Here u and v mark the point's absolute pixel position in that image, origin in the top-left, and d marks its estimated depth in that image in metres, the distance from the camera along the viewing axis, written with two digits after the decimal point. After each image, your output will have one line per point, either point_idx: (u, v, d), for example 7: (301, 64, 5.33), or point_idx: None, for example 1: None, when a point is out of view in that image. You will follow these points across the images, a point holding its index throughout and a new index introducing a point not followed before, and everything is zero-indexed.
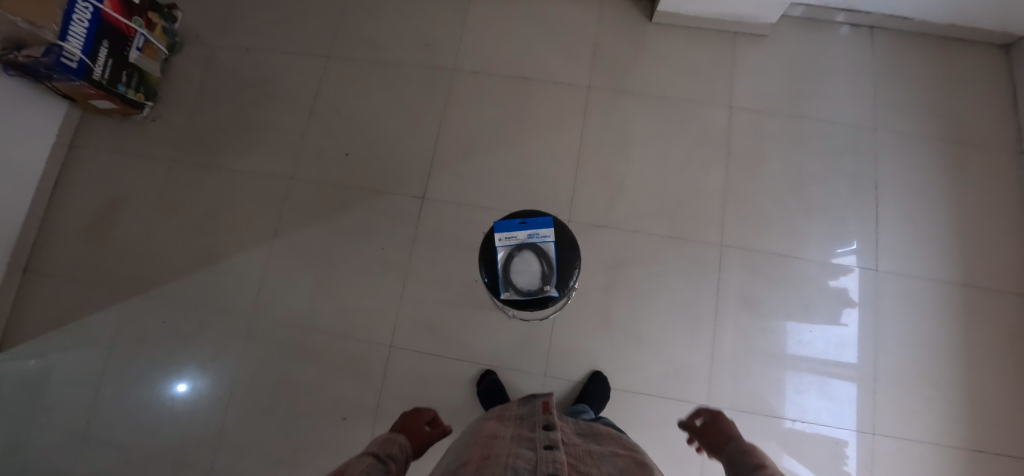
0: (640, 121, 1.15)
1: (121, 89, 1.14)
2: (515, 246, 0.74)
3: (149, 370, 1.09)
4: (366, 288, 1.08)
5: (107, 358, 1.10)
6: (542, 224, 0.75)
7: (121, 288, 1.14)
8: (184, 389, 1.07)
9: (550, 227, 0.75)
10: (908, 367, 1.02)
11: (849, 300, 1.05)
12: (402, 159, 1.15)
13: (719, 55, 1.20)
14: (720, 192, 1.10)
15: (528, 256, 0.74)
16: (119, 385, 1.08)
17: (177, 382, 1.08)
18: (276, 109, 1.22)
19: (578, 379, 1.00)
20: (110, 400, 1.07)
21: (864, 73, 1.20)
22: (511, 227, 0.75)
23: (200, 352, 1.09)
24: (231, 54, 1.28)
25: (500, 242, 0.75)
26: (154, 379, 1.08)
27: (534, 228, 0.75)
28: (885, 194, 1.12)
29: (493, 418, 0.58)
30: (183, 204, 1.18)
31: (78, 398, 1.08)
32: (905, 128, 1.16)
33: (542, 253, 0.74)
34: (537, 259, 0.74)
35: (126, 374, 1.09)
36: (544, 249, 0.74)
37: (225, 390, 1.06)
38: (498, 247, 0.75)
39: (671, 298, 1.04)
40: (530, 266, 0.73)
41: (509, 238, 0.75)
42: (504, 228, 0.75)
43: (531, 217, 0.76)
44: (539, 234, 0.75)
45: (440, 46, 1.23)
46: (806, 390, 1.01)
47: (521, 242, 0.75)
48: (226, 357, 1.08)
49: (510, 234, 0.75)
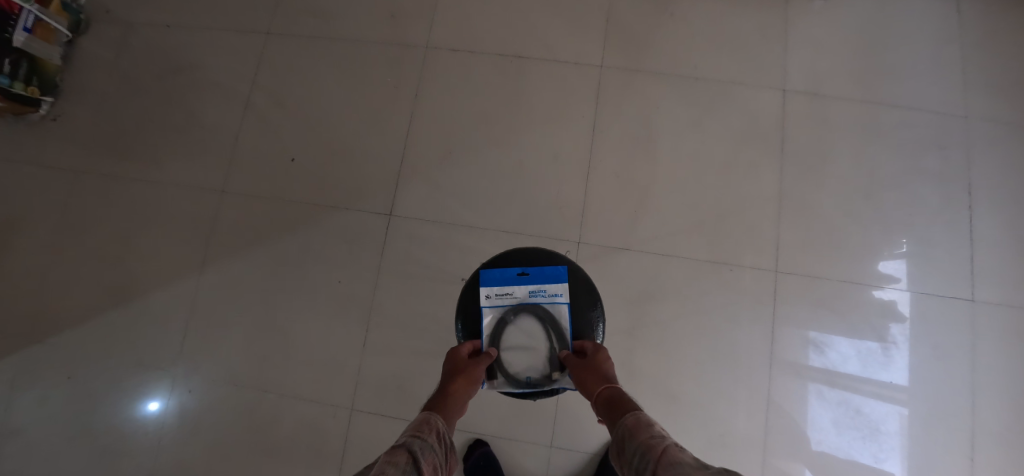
0: (666, 110, 0.90)
1: (1, 81, 0.89)
2: (511, 308, 0.59)
3: (108, 391, 0.87)
4: (321, 332, 0.85)
5: (51, 380, 0.88)
6: (549, 277, 0.59)
7: (17, 333, 0.91)
8: (156, 410, 0.85)
9: (561, 282, 0.59)
10: (1016, 424, 0.79)
11: (924, 325, 0.82)
12: (363, 165, 0.91)
13: (766, 23, 0.94)
14: (771, 200, 0.85)
15: (528, 322, 0.60)
16: (72, 408, 0.87)
17: (149, 400, 0.86)
18: (205, 102, 0.97)
19: (596, 450, 0.77)
20: (62, 427, 0.86)
21: (949, 43, 0.95)
22: (507, 279, 0.59)
23: (114, 413, 0.86)
24: (148, 34, 1.02)
25: (492, 301, 0.59)
26: (74, 437, 0.85)
27: (538, 283, 0.59)
28: (981, 199, 0.87)
29: None
30: (93, 225, 0.94)
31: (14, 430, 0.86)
32: (1001, 113, 0.92)
33: (546, 318, 0.59)
34: (541, 328, 0.60)
35: (86, 390, 0.87)
36: (550, 311, 0.60)
37: (171, 442, 0.84)
38: (489, 306, 0.59)
39: (710, 342, 0.81)
40: (529, 335, 0.59)
41: (503, 294, 0.59)
42: (496, 280, 0.59)
43: (534, 266, 0.60)
44: (544, 292, 0.59)
45: (411, 19, 0.97)
46: (888, 458, 0.78)
47: (519, 301, 0.59)
48: (152, 418, 0.85)
49: (503, 288, 0.59)
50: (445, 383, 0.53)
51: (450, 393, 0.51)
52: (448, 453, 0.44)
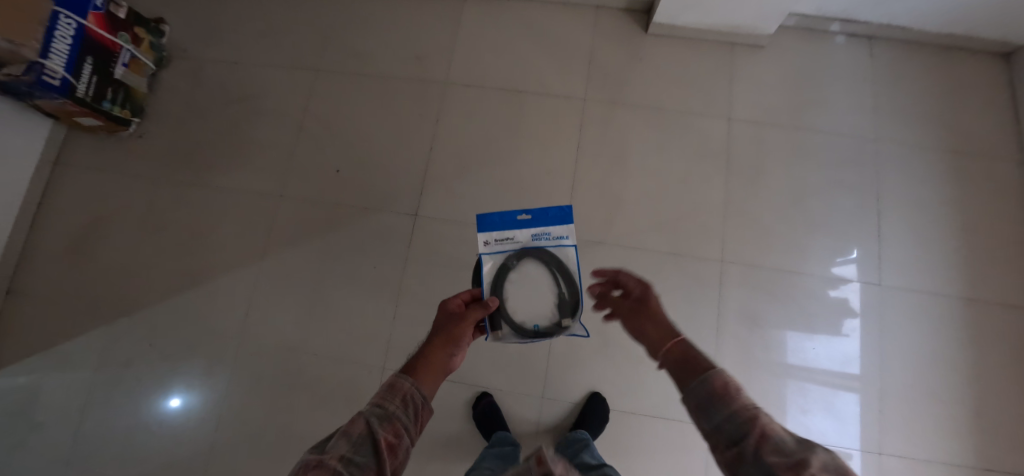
0: (636, 134, 1.13)
1: (105, 106, 1.12)
2: (514, 252, 0.68)
3: (140, 388, 1.06)
4: (358, 308, 1.05)
5: (93, 376, 1.07)
6: (552, 221, 0.67)
7: (104, 311, 1.11)
8: (178, 404, 1.04)
9: (562, 225, 0.67)
10: (915, 384, 0.98)
11: (854, 313, 1.02)
12: (394, 175, 1.13)
13: (716, 65, 1.18)
14: (719, 205, 1.08)
15: (529, 266, 0.70)
16: (110, 402, 1.05)
17: (172, 397, 1.05)
18: (265, 124, 1.20)
19: (577, 400, 0.98)
20: (103, 416, 1.04)
21: (865, 81, 1.18)
22: (509, 225, 0.67)
23: (162, 393, 1.05)
24: (218, 68, 1.26)
25: (495, 245, 0.67)
26: (120, 418, 1.04)
27: (543, 226, 0.67)
28: (888, 205, 1.09)
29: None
30: (169, 223, 1.15)
31: (63, 418, 1.04)
32: (906, 137, 1.14)
33: (549, 262, 0.69)
34: (543, 273, 0.71)
35: (119, 387, 1.06)
36: (552, 256, 0.69)
37: (212, 411, 1.03)
38: (492, 250, 0.67)
39: (670, 316, 1.01)
40: (531, 276, 0.71)
41: (506, 239, 0.67)
42: (496, 227, 0.67)
43: (536, 211, 0.67)
44: (547, 234, 0.67)
45: (432, 59, 1.21)
46: (811, 409, 0.97)
47: (522, 245, 0.67)
48: (176, 410, 1.03)
49: (503, 234, 0.67)
50: (427, 344, 0.54)
51: (427, 355, 0.52)
52: (420, 414, 0.45)
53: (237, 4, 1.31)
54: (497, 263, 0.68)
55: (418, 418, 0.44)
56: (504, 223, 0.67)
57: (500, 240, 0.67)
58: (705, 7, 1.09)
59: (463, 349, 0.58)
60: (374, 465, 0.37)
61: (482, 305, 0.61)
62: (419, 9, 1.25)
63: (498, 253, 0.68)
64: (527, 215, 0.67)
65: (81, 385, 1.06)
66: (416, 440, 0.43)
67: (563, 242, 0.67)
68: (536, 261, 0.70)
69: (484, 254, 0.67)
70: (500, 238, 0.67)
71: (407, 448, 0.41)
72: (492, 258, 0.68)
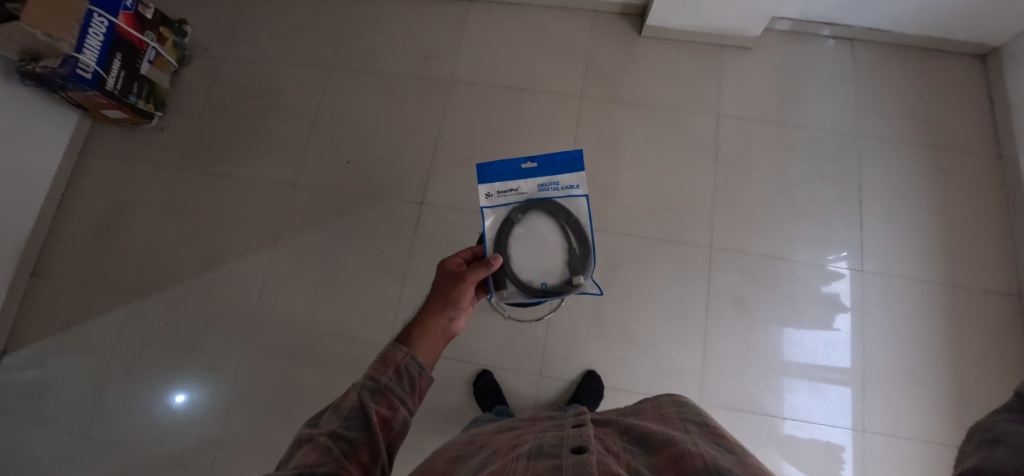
0: (631, 128, 1.20)
1: (131, 99, 1.19)
2: (521, 203, 0.71)
3: (149, 377, 1.09)
4: (367, 290, 1.11)
5: (109, 360, 1.11)
6: (562, 170, 0.69)
7: (122, 292, 1.16)
8: (183, 399, 1.07)
9: (570, 173, 0.69)
10: (895, 365, 1.03)
11: (843, 307, 1.07)
12: (401, 165, 1.19)
13: (707, 65, 1.25)
14: (709, 195, 1.14)
15: (534, 217, 0.74)
16: (119, 389, 1.09)
17: (177, 393, 1.08)
18: (280, 118, 1.27)
19: (573, 378, 1.03)
20: (114, 399, 1.08)
21: (847, 80, 1.25)
22: (513, 175, 0.70)
23: (177, 370, 1.09)
24: (237, 66, 1.33)
25: (500, 195, 0.71)
26: (134, 397, 1.08)
27: (551, 175, 0.70)
28: (869, 196, 1.15)
29: (522, 421, 0.57)
30: (187, 210, 1.22)
31: (80, 395, 1.09)
32: (887, 133, 1.20)
33: (555, 212, 0.73)
34: (550, 227, 0.75)
35: (127, 378, 1.10)
36: (558, 206, 0.72)
37: (223, 391, 1.07)
38: (496, 201, 0.71)
39: (662, 299, 1.07)
40: (536, 228, 0.74)
41: (511, 189, 0.70)
42: (499, 178, 0.70)
43: (541, 160, 0.70)
44: (556, 183, 0.70)
45: (439, 58, 1.28)
46: (797, 388, 1.02)
47: (528, 196, 0.70)
48: (180, 406, 1.06)
49: (506, 186, 0.71)
50: (426, 310, 0.60)
51: (423, 325, 0.58)
52: (415, 383, 0.49)
53: (256, 7, 1.39)
54: (502, 217, 0.72)
55: (412, 387, 0.48)
56: (509, 173, 0.70)
57: (504, 191, 0.71)
58: (695, 9, 1.17)
59: (462, 312, 0.64)
60: (365, 438, 0.41)
61: (484, 265, 0.66)
62: (428, 12, 1.34)
63: (503, 207, 0.72)
64: (533, 164, 0.70)
65: (98, 364, 1.11)
66: (413, 408, 0.48)
67: (573, 192, 0.70)
68: (545, 214, 0.74)
69: (485, 207, 0.71)
70: (505, 189, 0.71)
71: (402, 419, 0.45)
72: (497, 212, 0.72)
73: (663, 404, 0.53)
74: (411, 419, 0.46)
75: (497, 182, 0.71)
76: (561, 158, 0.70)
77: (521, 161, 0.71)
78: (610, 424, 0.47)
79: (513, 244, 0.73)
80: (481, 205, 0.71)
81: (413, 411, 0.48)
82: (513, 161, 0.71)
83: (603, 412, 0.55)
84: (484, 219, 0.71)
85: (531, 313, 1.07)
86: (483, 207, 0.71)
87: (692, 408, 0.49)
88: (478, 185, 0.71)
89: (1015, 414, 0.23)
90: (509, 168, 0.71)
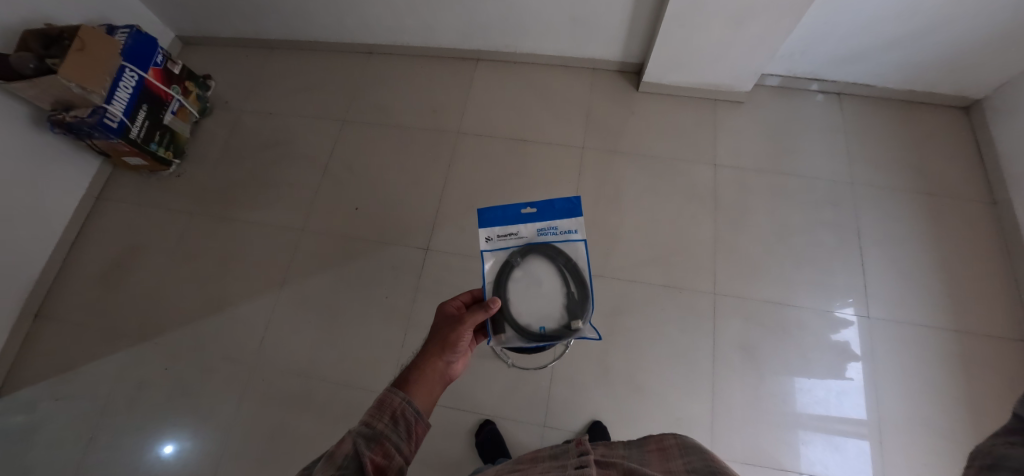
0: (631, 177, 1.24)
1: (153, 147, 1.24)
2: (520, 246, 0.72)
3: (138, 426, 1.06)
4: (369, 336, 1.10)
5: (100, 408, 1.08)
6: (558, 217, 0.71)
7: (122, 336, 1.15)
8: (172, 450, 1.03)
9: (569, 218, 0.71)
10: (912, 415, 0.99)
11: (853, 355, 1.05)
12: (407, 212, 1.23)
13: (702, 119, 1.32)
14: (710, 242, 1.16)
15: (533, 260, 0.74)
16: (106, 439, 1.05)
17: (167, 443, 1.04)
18: (293, 165, 1.32)
19: (577, 430, 0.99)
20: (99, 451, 1.04)
21: (838, 132, 1.30)
22: (512, 219, 0.72)
23: (166, 420, 1.06)
24: (254, 117, 1.41)
25: (500, 239, 0.72)
26: (120, 448, 1.04)
27: (549, 220, 0.71)
28: (870, 243, 1.16)
29: (527, 462, 0.54)
30: (194, 253, 1.24)
31: (65, 445, 1.05)
32: (879, 181, 1.23)
33: (555, 257, 0.74)
34: (550, 271, 0.75)
35: (114, 428, 1.06)
36: (560, 251, 0.73)
37: (215, 440, 1.03)
38: (494, 244, 0.73)
39: (668, 346, 1.06)
40: (534, 273, 0.75)
41: (511, 234, 0.72)
42: (498, 223, 0.72)
43: (540, 205, 0.72)
44: (555, 228, 0.71)
45: (447, 112, 1.36)
46: (812, 440, 0.98)
47: (527, 242, 0.72)
48: (168, 458, 1.03)
49: (506, 229, 0.72)
50: (423, 355, 0.60)
51: (421, 370, 0.57)
52: (411, 429, 0.48)
53: (277, 64, 1.49)
54: (501, 260, 0.73)
55: (409, 433, 0.48)
56: (509, 219, 0.72)
57: (504, 235, 0.72)
58: (687, 67, 1.25)
59: (461, 355, 0.63)
60: None
61: (482, 307, 0.65)
62: (438, 69, 1.43)
63: (503, 250, 0.73)
64: (533, 209, 0.72)
65: (89, 411, 1.08)
66: (409, 456, 0.46)
67: (571, 236, 0.71)
68: (544, 257, 0.74)
69: (484, 252, 0.73)
70: (504, 234, 0.72)
71: (396, 468, 0.43)
72: (497, 255, 0.73)
73: (669, 447, 0.50)
74: (407, 467, 0.44)
75: (497, 226, 0.72)
76: (560, 204, 0.72)
77: (521, 206, 0.72)
78: (615, 467, 0.44)
79: (510, 288, 0.74)
80: (481, 249, 0.73)
81: (410, 459, 0.46)
82: (513, 207, 0.72)
83: (608, 456, 0.53)
84: (484, 262, 0.73)
85: (533, 361, 1.06)
86: (483, 251, 0.73)
87: (698, 451, 0.47)
88: (479, 229, 0.73)
89: (1012, 438, 0.25)
90: (509, 213, 0.72)
